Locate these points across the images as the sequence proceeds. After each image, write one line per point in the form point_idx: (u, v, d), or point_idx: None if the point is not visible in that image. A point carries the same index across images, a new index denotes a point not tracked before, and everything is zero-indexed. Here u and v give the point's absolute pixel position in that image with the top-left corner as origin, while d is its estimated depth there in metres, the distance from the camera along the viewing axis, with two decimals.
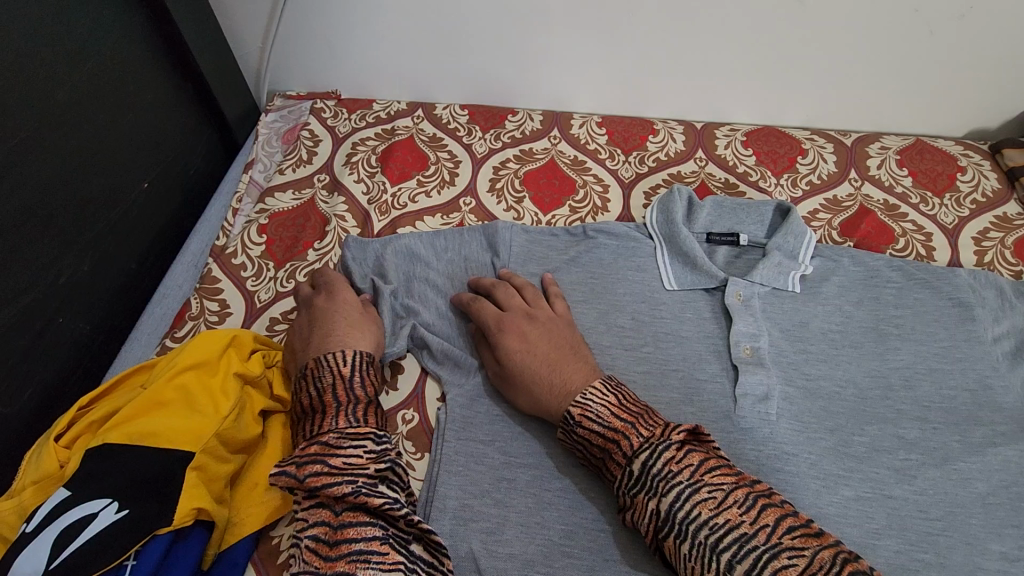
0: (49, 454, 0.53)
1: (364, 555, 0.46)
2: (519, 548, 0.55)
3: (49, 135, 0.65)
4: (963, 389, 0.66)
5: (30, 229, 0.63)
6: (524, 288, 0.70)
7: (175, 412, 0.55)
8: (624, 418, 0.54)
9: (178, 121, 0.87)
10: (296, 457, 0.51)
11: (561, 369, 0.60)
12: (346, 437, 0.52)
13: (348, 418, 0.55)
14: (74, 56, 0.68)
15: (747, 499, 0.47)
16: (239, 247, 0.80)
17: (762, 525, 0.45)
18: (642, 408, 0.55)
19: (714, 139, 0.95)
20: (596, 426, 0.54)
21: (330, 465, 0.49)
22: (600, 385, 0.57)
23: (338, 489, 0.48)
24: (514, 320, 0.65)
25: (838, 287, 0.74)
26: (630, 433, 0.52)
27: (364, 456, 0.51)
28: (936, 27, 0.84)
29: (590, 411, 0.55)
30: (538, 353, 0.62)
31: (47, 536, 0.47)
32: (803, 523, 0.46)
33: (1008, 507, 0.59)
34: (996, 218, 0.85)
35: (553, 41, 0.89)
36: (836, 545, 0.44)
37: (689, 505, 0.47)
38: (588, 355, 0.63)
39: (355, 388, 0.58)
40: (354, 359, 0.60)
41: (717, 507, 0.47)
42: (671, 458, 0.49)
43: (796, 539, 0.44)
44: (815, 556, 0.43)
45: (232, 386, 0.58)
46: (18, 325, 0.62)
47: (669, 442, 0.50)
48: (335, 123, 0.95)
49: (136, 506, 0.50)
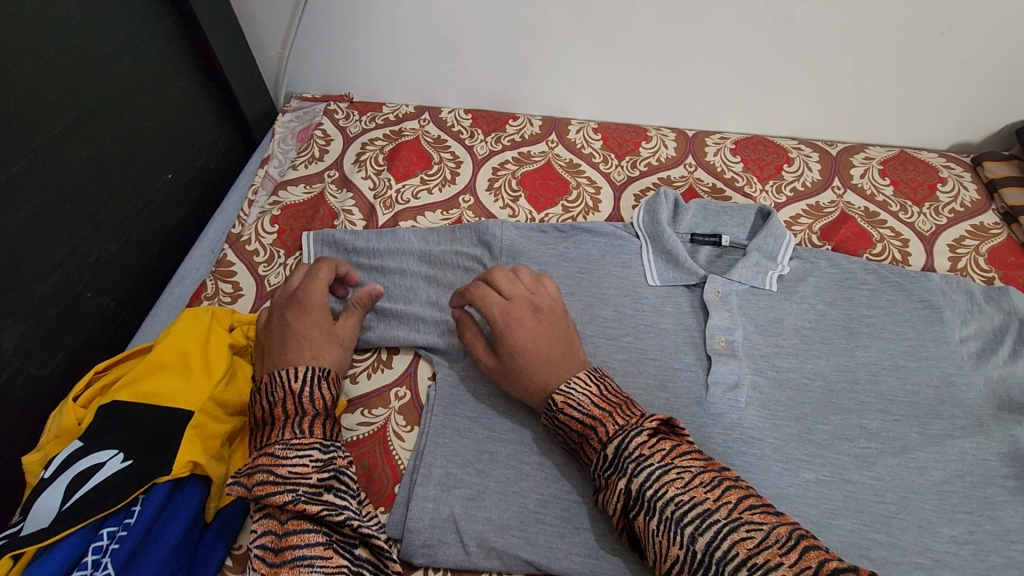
0: (68, 411, 0.59)
1: (307, 560, 0.48)
2: (496, 513, 0.60)
3: (85, 125, 0.72)
4: (927, 385, 0.70)
5: (66, 210, 0.70)
6: (524, 273, 0.70)
7: (175, 374, 0.61)
8: (603, 406, 0.57)
9: (202, 118, 0.93)
10: (245, 470, 0.54)
11: (559, 370, 0.62)
12: (291, 447, 0.54)
13: (293, 429, 0.56)
14: (111, 55, 0.75)
15: (712, 480, 0.50)
16: (253, 235, 0.85)
17: (724, 502, 0.49)
18: (623, 399, 0.59)
19: (704, 146, 1.00)
20: (577, 413, 0.58)
21: (275, 474, 0.52)
22: (584, 375, 0.61)
23: (279, 498, 0.50)
24: (521, 313, 0.65)
25: (813, 288, 0.78)
26: (607, 420, 0.56)
27: (309, 466, 0.54)
28: (916, 43, 0.87)
29: (572, 398, 0.58)
30: (541, 352, 0.63)
31: (63, 480, 0.53)
32: (763, 502, 0.49)
33: (961, 495, 0.62)
34: (973, 226, 0.89)
35: (554, 52, 0.95)
36: (793, 524, 0.47)
37: (657, 485, 0.50)
38: (580, 349, 0.66)
39: (304, 400, 0.58)
40: (305, 373, 0.60)
41: (684, 486, 0.50)
42: (643, 442, 0.53)
43: (755, 515, 0.48)
44: (772, 531, 0.46)
45: (224, 353, 0.65)
46: (53, 298, 0.69)
47: (642, 428, 0.54)
48: (346, 123, 1.01)
49: (140, 457, 0.55)
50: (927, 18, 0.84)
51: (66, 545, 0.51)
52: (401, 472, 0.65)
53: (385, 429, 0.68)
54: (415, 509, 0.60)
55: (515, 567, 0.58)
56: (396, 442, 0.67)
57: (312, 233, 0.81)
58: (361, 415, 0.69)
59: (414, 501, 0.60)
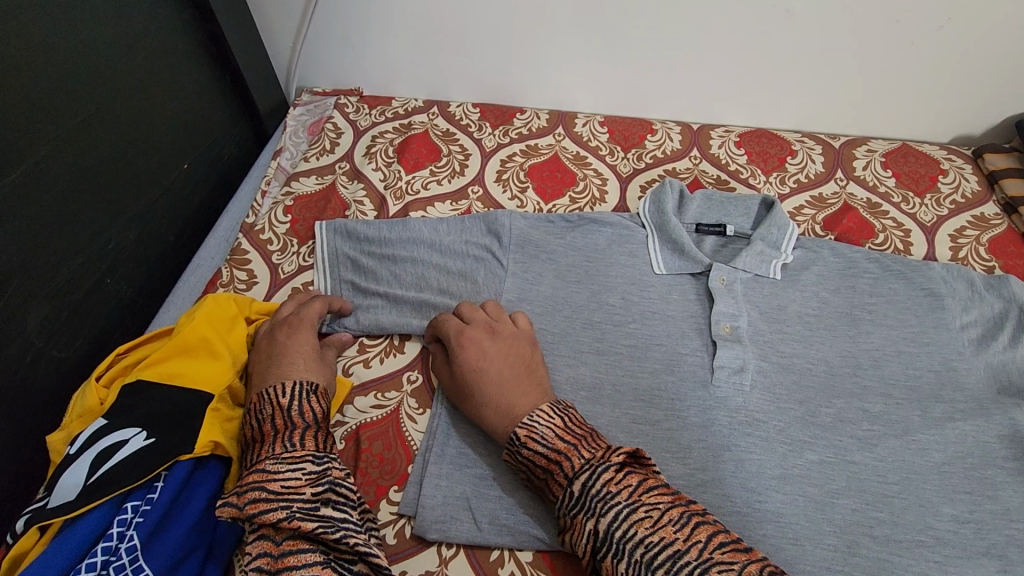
0: (92, 391, 0.61)
1: None
2: (507, 492, 0.62)
3: (105, 116, 0.74)
4: (928, 370, 0.71)
5: (87, 197, 0.72)
6: (491, 304, 0.70)
7: (196, 357, 0.63)
8: (567, 439, 0.56)
9: (216, 110, 0.95)
10: (237, 489, 0.53)
11: (512, 392, 0.62)
12: (283, 462, 0.54)
13: (284, 442, 0.56)
14: (130, 47, 0.77)
15: (681, 517, 0.49)
16: (266, 224, 0.87)
17: (694, 541, 0.47)
18: (587, 431, 0.58)
19: (708, 139, 1.01)
20: (540, 447, 0.56)
21: (268, 491, 0.52)
22: (547, 407, 0.59)
23: (272, 515, 0.50)
24: (474, 336, 0.66)
25: (817, 276, 0.79)
26: (572, 455, 0.54)
27: (302, 479, 0.53)
28: (917, 37, 0.89)
29: (536, 432, 0.57)
30: (495, 372, 0.63)
31: (87, 456, 0.55)
32: (733, 539, 0.48)
33: (961, 476, 0.64)
34: (974, 217, 0.90)
35: (560, 46, 0.97)
36: (763, 559, 0.46)
37: (626, 525, 0.49)
38: (542, 372, 0.65)
39: (293, 414, 0.59)
40: (293, 389, 0.61)
41: (653, 526, 0.49)
42: (610, 479, 0.52)
43: (726, 554, 0.47)
44: (743, 569, 0.45)
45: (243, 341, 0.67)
46: (75, 283, 0.71)
47: (609, 464, 0.53)
48: (357, 116, 1.03)
49: (161, 435, 0.57)
50: (929, 13, 0.86)
51: (90, 519, 0.53)
52: (414, 452, 0.67)
53: (397, 412, 0.70)
54: (428, 487, 0.62)
55: (526, 543, 0.60)
56: (409, 424, 0.69)
57: (325, 223, 0.82)
58: (373, 398, 0.71)
59: (427, 480, 0.62)
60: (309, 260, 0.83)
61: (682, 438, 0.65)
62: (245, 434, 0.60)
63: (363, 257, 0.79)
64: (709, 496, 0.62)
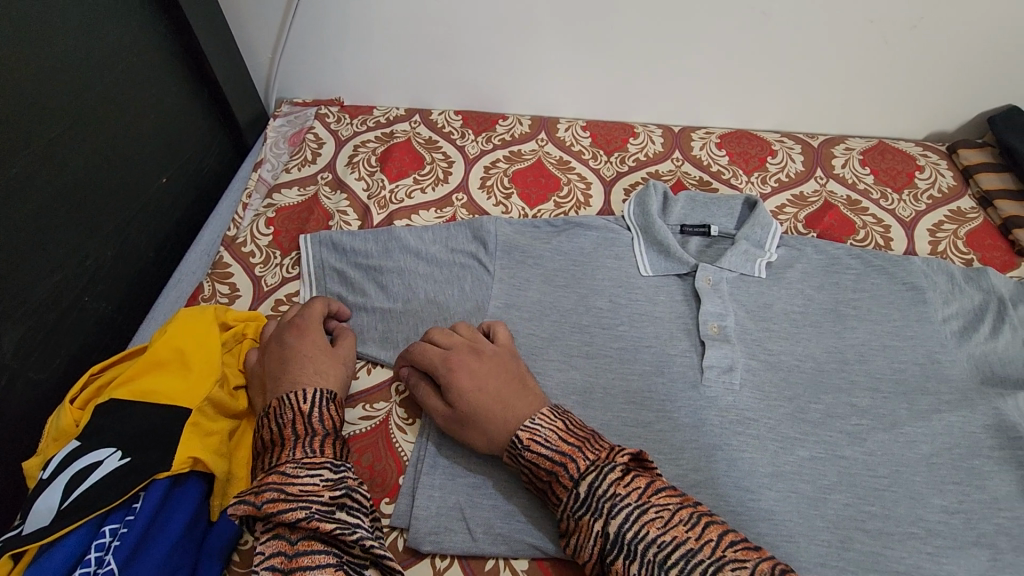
0: (66, 413, 0.59)
1: None
2: (501, 500, 0.61)
3: (81, 130, 0.72)
4: (913, 362, 0.72)
5: (63, 214, 0.70)
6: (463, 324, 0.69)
7: (170, 372, 0.62)
8: (571, 441, 0.55)
9: (195, 123, 0.94)
10: (252, 488, 0.52)
11: (513, 404, 0.61)
12: (302, 467, 0.54)
13: (304, 448, 0.56)
14: (106, 60, 0.76)
15: (691, 518, 0.49)
16: (248, 237, 0.86)
17: (706, 541, 0.48)
18: (589, 433, 0.57)
19: (689, 141, 1.02)
20: (544, 450, 0.55)
21: (286, 493, 0.51)
22: (547, 412, 0.59)
23: (292, 515, 0.50)
24: (461, 356, 0.64)
25: (801, 273, 0.80)
26: (577, 456, 0.54)
27: (321, 484, 0.53)
28: (890, 36, 0.91)
29: (539, 434, 0.56)
30: (490, 389, 0.62)
31: (59, 481, 0.53)
32: (743, 538, 0.48)
33: (949, 467, 0.64)
34: (950, 211, 0.92)
35: (541, 52, 0.97)
36: (773, 558, 0.47)
37: (637, 526, 0.49)
38: (535, 383, 0.65)
39: (314, 420, 0.59)
40: (313, 396, 0.61)
41: (664, 526, 0.49)
42: (617, 480, 0.52)
43: (738, 552, 0.47)
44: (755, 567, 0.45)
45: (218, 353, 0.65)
46: (51, 302, 0.69)
47: (614, 464, 0.53)
48: (338, 126, 1.02)
49: (137, 455, 0.56)
50: (900, 13, 0.88)
51: (67, 544, 0.51)
52: (405, 463, 0.66)
53: (387, 422, 0.69)
54: (421, 498, 0.61)
55: (521, 552, 0.59)
56: (399, 435, 0.68)
57: (309, 236, 0.81)
58: (362, 409, 0.70)
59: (420, 491, 0.62)
60: (293, 272, 0.82)
61: (674, 439, 0.65)
62: (261, 437, 0.59)
63: (349, 267, 0.78)
64: (703, 497, 0.62)
